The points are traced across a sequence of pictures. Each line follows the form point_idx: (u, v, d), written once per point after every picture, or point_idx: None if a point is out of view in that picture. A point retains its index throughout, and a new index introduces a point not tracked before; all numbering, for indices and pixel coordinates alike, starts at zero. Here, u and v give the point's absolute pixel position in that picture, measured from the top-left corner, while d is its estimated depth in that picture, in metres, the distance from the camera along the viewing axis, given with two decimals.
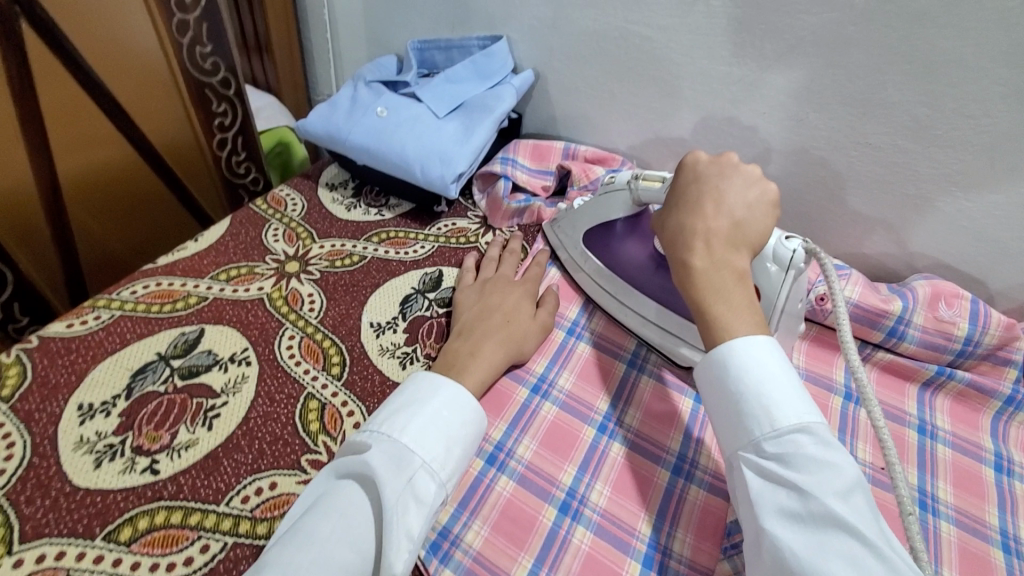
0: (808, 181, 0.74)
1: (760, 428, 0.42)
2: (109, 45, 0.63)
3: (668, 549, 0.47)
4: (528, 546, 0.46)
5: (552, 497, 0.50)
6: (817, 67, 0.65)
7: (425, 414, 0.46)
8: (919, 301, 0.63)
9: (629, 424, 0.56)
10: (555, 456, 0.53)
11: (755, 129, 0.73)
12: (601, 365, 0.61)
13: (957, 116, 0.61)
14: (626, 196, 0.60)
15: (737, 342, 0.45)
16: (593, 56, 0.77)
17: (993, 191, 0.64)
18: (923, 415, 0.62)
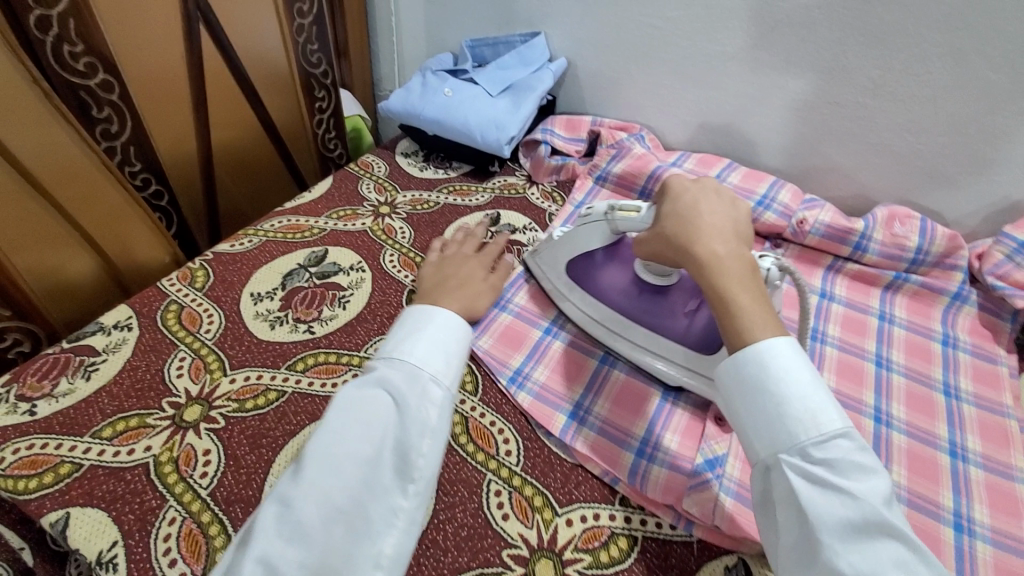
0: (792, 138, 0.91)
1: (807, 436, 0.43)
2: (252, 41, 0.84)
3: (680, 384, 0.65)
4: (579, 381, 0.65)
5: (593, 354, 0.68)
6: (792, 43, 0.82)
7: (426, 338, 0.53)
8: (878, 222, 0.79)
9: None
10: None
11: (746, 96, 0.91)
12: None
13: (905, 75, 0.78)
14: (604, 225, 0.64)
15: (768, 342, 0.47)
16: (614, 44, 0.96)
17: (939, 133, 0.80)
18: (884, 308, 0.78)
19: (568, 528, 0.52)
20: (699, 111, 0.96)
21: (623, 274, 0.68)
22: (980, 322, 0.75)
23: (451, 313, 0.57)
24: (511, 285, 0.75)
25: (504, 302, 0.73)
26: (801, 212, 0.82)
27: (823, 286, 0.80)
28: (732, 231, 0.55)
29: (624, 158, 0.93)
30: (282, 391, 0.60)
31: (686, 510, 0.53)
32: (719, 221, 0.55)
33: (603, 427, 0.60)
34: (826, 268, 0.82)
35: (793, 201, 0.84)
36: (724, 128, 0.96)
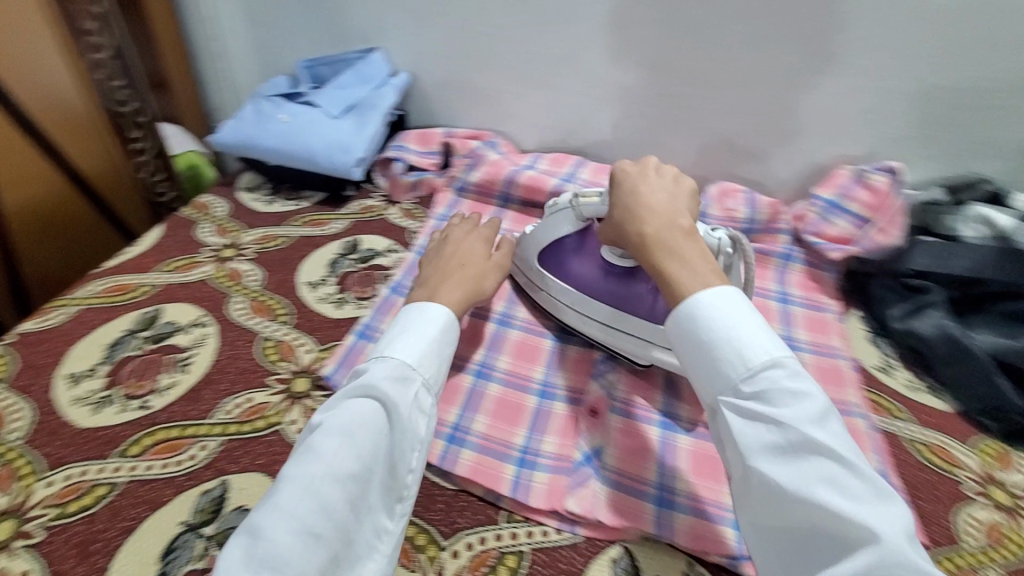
0: (630, 130, 0.96)
1: (791, 415, 0.41)
2: (31, 84, 0.73)
3: (555, 384, 0.66)
4: (455, 400, 0.63)
5: (467, 369, 0.66)
6: (614, 40, 0.87)
7: (419, 331, 0.55)
8: (712, 198, 0.87)
9: (521, 317, 0.74)
10: (466, 344, 0.70)
11: (583, 94, 0.94)
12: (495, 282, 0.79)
13: (713, 62, 0.85)
14: (570, 213, 0.67)
15: (701, 296, 0.48)
16: (453, 54, 0.96)
17: (750, 112, 0.88)
18: None
19: (454, 560, 0.50)
20: (545, 111, 0.98)
21: (585, 262, 0.69)
22: (808, 275, 0.83)
23: (437, 305, 0.58)
24: (374, 314, 0.71)
25: (369, 332, 0.69)
26: None
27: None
28: (678, 209, 0.58)
29: (481, 166, 0.94)
30: (114, 484, 0.52)
31: (568, 511, 0.53)
32: (661, 199, 0.59)
33: (482, 444, 0.59)
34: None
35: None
36: (571, 126, 0.98)
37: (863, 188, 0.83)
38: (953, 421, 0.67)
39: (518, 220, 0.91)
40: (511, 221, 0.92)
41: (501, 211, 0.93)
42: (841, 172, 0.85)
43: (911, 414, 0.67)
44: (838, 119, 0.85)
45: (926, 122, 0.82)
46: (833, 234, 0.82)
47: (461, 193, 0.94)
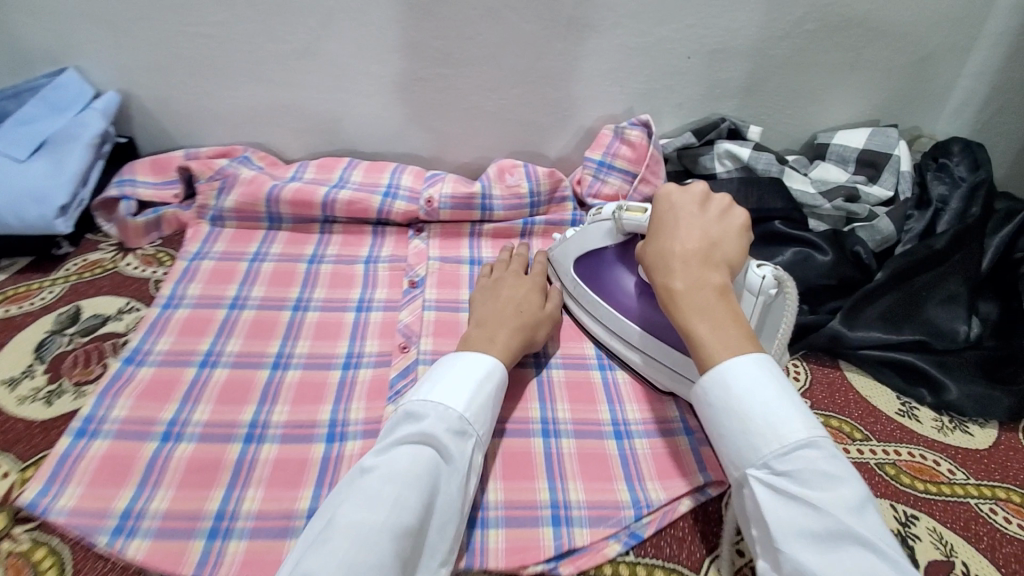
0: (401, 122, 0.89)
1: (768, 446, 0.45)
2: None
3: (346, 420, 0.57)
4: (217, 482, 0.51)
5: (234, 436, 0.55)
6: (354, 28, 0.79)
7: (455, 382, 0.53)
8: (492, 179, 0.84)
9: (299, 353, 0.64)
10: (231, 405, 0.58)
11: (341, 90, 0.85)
12: (264, 320, 0.68)
13: (464, 40, 0.81)
14: (610, 224, 0.65)
15: (743, 358, 0.49)
16: (170, 63, 0.80)
17: (515, 87, 0.86)
18: None
19: None
20: (301, 115, 0.87)
21: (633, 273, 0.65)
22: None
23: (470, 354, 0.56)
24: (102, 397, 0.57)
25: (97, 420, 0.55)
26: (426, 190, 0.81)
27: (471, 253, 0.81)
28: (705, 252, 0.55)
29: (233, 186, 0.79)
30: None
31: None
32: (691, 249, 0.55)
33: (255, 528, 0.49)
34: (469, 236, 0.83)
35: (417, 181, 0.83)
36: (335, 126, 0.89)
37: (624, 145, 0.86)
38: None
39: (291, 239, 0.80)
40: (283, 242, 0.79)
41: (270, 233, 0.81)
42: (602, 133, 0.86)
43: None
44: (594, 82, 0.86)
45: (669, 74, 0.86)
46: (609, 192, 0.85)
47: (216, 221, 0.80)
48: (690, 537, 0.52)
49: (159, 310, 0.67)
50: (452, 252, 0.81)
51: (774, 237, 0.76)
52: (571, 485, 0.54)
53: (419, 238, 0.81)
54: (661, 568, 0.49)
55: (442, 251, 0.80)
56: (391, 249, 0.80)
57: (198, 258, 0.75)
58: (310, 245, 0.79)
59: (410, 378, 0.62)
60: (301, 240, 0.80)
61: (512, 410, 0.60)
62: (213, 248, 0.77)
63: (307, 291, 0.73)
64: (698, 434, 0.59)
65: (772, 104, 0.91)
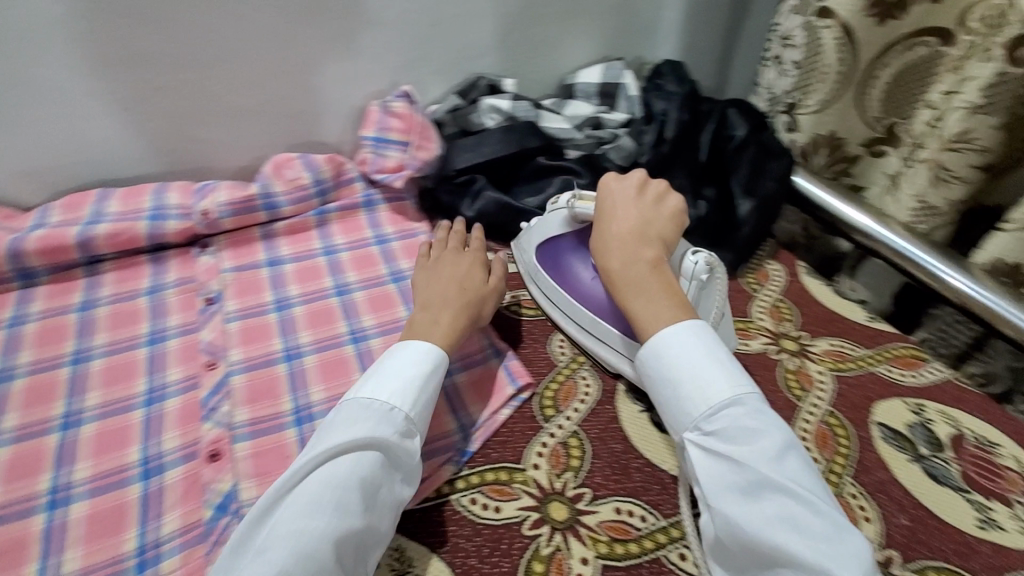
0: (153, 138, 0.83)
1: (699, 411, 0.51)
2: None
3: (160, 452, 0.57)
4: (24, 557, 0.50)
5: (33, 509, 0.53)
6: (55, 46, 0.71)
7: (404, 372, 0.55)
8: (270, 177, 0.82)
9: (92, 405, 0.61)
10: (21, 481, 0.55)
11: (64, 117, 0.77)
12: (39, 384, 0.62)
13: (193, 41, 0.77)
14: (565, 214, 0.70)
15: (673, 326, 0.55)
16: None
17: (268, 81, 0.84)
18: (325, 243, 0.83)
19: None
20: (25, 153, 0.78)
21: (587, 261, 0.69)
22: (393, 206, 0.89)
23: (408, 342, 0.59)
24: None
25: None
26: (199, 204, 0.78)
27: (269, 254, 0.80)
28: (641, 231, 0.63)
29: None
30: None
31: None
32: (624, 225, 0.63)
33: None
34: (262, 238, 0.81)
35: (185, 195, 0.79)
36: (75, 158, 0.80)
37: (393, 118, 0.89)
38: None
39: (54, 291, 0.72)
40: (43, 298, 0.71)
41: (25, 291, 0.72)
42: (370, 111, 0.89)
43: None
44: (348, 62, 0.87)
45: (418, 43, 0.91)
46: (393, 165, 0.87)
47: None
48: (511, 437, 0.60)
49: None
50: (247, 258, 0.79)
51: (542, 170, 0.89)
52: None
53: (206, 253, 0.78)
54: (493, 470, 0.57)
55: (236, 260, 0.78)
56: (176, 272, 0.76)
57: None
58: (79, 292, 0.72)
59: (225, 392, 0.62)
60: (66, 288, 0.72)
61: (337, 387, 0.63)
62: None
63: (86, 340, 0.67)
64: (507, 353, 0.68)
65: (518, 55, 1.00)
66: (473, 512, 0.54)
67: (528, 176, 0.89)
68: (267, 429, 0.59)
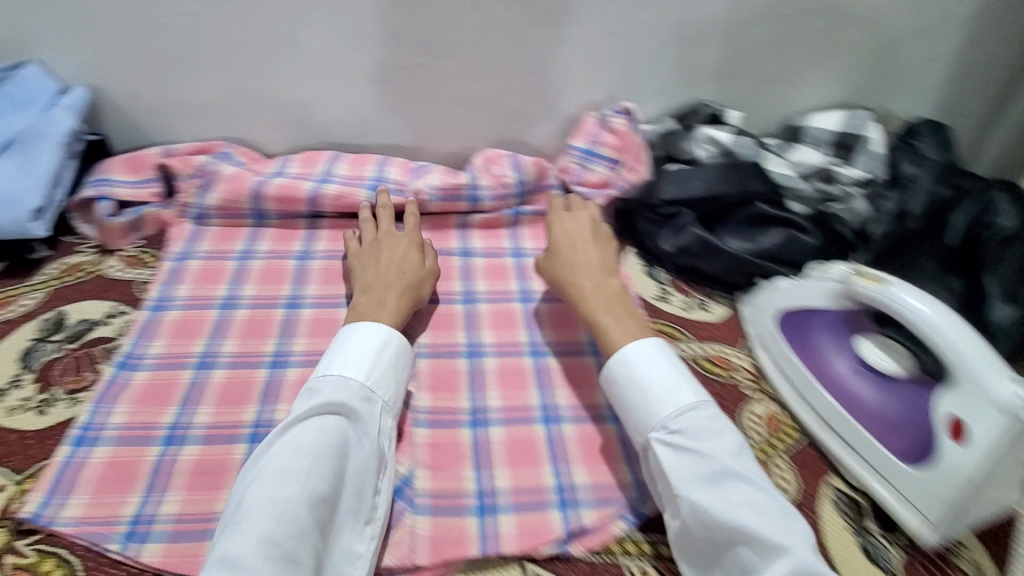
0: (380, 112, 0.88)
1: (665, 411, 0.55)
2: None
3: None
4: (224, 483, 0.52)
5: (239, 437, 0.56)
6: (330, 17, 0.78)
7: (364, 348, 0.57)
8: (479, 170, 0.84)
9: (298, 350, 0.64)
10: (232, 407, 0.58)
11: (316, 81, 0.83)
12: (259, 319, 0.67)
13: (441, 28, 0.80)
14: (836, 286, 0.63)
15: (631, 355, 0.58)
16: (143, 57, 0.78)
17: (495, 75, 0.86)
18: (514, 245, 0.82)
19: None
20: (279, 107, 0.85)
21: (844, 348, 0.64)
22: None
23: (366, 324, 0.60)
24: (99, 404, 0.56)
25: (95, 427, 0.55)
26: (413, 183, 0.82)
27: (462, 244, 0.81)
28: (580, 266, 0.69)
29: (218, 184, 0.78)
30: None
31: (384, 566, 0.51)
32: (572, 256, 0.70)
33: None
34: (459, 227, 0.83)
35: (403, 173, 0.84)
36: (315, 119, 0.87)
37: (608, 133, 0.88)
38: (723, 328, 0.74)
39: (280, 236, 0.79)
40: (271, 240, 0.78)
41: (257, 229, 0.79)
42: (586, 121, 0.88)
43: (688, 331, 0.73)
44: (574, 69, 0.86)
45: (647, 60, 0.87)
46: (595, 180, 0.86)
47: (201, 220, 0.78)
48: None
49: (149, 313, 0.66)
50: (444, 245, 0.81)
51: (760, 218, 0.79)
52: (574, 468, 0.59)
53: (408, 231, 0.81)
54: (658, 544, 0.54)
55: (432, 244, 0.80)
56: (381, 243, 0.81)
57: (185, 258, 0.74)
58: (299, 241, 0.78)
59: (411, 373, 0.65)
60: (289, 235, 0.79)
61: (512, 400, 0.64)
62: (199, 248, 0.75)
63: (299, 288, 0.72)
64: None
65: (745, 88, 0.93)
66: None
67: (741, 221, 0.80)
68: (444, 422, 0.61)
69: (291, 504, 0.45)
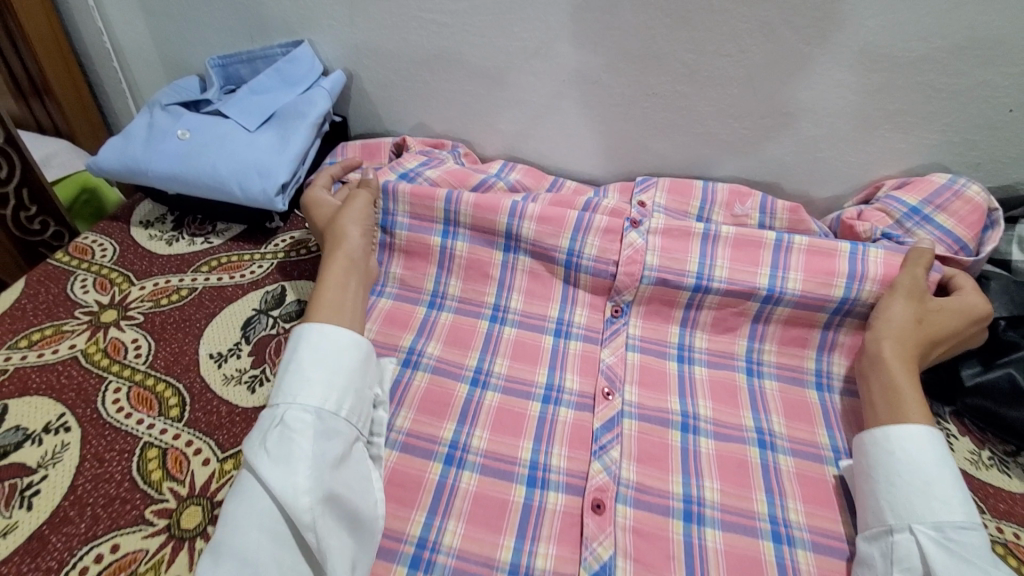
0: (615, 136, 0.80)
1: (947, 512, 0.45)
2: None
3: (548, 466, 0.53)
4: (417, 504, 0.50)
5: (435, 454, 0.53)
6: (595, 30, 0.69)
7: (293, 364, 0.49)
8: (718, 203, 0.74)
9: (498, 373, 0.60)
10: (432, 418, 0.56)
11: (558, 95, 0.77)
12: (463, 326, 0.64)
13: (718, 57, 0.68)
14: None
15: (923, 435, 0.49)
16: (399, 49, 0.77)
17: (761, 116, 0.73)
18: (775, 280, 0.61)
19: None
20: (512, 116, 0.81)
21: None
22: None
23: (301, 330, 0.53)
24: None
25: None
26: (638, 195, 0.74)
27: (702, 257, 0.62)
28: (929, 316, 0.58)
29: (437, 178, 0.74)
30: None
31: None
32: (933, 317, 0.58)
33: (456, 566, 0.46)
34: (703, 233, 0.62)
35: (624, 195, 0.77)
36: (543, 133, 0.82)
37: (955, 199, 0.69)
38: None
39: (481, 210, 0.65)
40: (471, 208, 0.65)
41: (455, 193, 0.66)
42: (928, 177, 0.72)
43: (981, 501, 0.55)
44: (867, 123, 0.71)
45: (975, 126, 0.68)
46: None
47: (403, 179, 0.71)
48: None
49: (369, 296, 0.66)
50: (676, 261, 0.62)
51: None
52: None
53: (636, 231, 0.63)
54: None
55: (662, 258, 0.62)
56: (599, 241, 0.63)
57: (388, 223, 0.67)
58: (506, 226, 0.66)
59: (616, 433, 0.55)
60: (493, 205, 0.65)
61: (730, 496, 0.52)
62: (399, 209, 0.67)
63: (504, 296, 0.66)
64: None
65: None
66: None
67: None
68: (651, 502, 0.51)
69: (236, 541, 0.41)
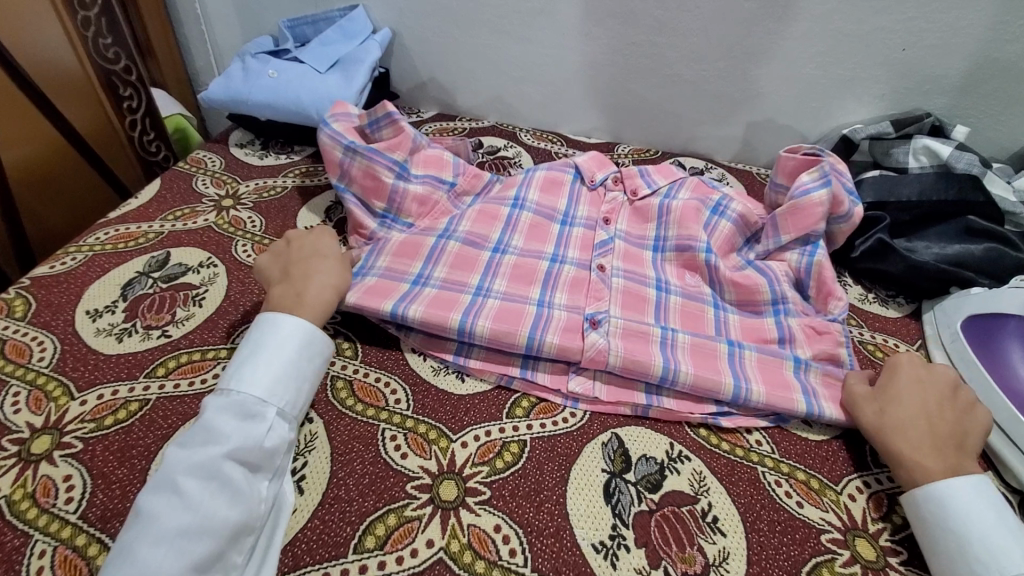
0: (603, 79, 1.01)
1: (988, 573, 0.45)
2: (47, 63, 0.82)
3: (552, 301, 0.66)
4: (449, 347, 0.64)
5: (465, 292, 0.66)
6: None
7: (274, 358, 0.52)
8: (670, 274, 0.72)
9: (515, 245, 0.74)
10: (461, 273, 0.69)
11: (558, 46, 0.98)
12: (468, 253, 0.71)
13: (681, 11, 0.89)
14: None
15: (946, 495, 0.49)
16: (434, 10, 0.99)
17: (717, 59, 0.93)
18: (738, 381, 0.59)
19: (464, 449, 0.55)
20: (522, 64, 1.02)
21: None
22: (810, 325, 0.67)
23: (279, 327, 0.54)
24: (368, 256, 0.70)
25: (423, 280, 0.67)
26: (596, 259, 0.72)
27: (667, 363, 0.60)
28: (915, 400, 0.55)
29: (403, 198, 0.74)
30: (145, 400, 0.57)
31: (571, 390, 0.60)
32: (906, 395, 0.56)
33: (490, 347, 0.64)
34: (661, 341, 0.63)
35: (585, 251, 0.74)
36: (547, 78, 1.03)
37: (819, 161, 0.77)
38: (901, 327, 0.74)
39: (457, 263, 0.70)
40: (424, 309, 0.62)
41: (412, 291, 0.65)
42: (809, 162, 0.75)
43: (863, 321, 0.74)
44: (798, 64, 0.91)
45: (881, 63, 0.88)
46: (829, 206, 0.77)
47: (362, 275, 0.67)
48: (834, 458, 0.58)
49: (354, 277, 0.67)
50: (640, 367, 0.59)
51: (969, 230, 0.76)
52: (755, 385, 0.59)
53: (597, 333, 0.62)
54: (805, 472, 0.56)
55: (626, 359, 0.60)
56: (558, 338, 0.61)
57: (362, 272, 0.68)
58: (499, 229, 0.75)
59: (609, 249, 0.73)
60: (447, 304, 0.63)
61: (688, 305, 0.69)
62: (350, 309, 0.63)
63: (488, 279, 0.68)
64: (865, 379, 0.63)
65: (986, 107, 0.88)
66: (778, 494, 0.54)
67: (947, 227, 0.77)
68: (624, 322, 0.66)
69: (171, 528, 0.42)
